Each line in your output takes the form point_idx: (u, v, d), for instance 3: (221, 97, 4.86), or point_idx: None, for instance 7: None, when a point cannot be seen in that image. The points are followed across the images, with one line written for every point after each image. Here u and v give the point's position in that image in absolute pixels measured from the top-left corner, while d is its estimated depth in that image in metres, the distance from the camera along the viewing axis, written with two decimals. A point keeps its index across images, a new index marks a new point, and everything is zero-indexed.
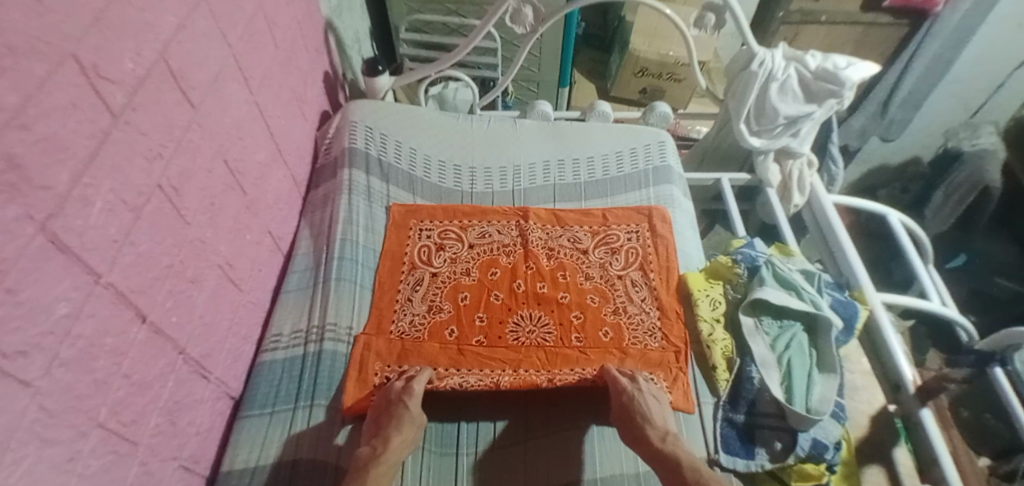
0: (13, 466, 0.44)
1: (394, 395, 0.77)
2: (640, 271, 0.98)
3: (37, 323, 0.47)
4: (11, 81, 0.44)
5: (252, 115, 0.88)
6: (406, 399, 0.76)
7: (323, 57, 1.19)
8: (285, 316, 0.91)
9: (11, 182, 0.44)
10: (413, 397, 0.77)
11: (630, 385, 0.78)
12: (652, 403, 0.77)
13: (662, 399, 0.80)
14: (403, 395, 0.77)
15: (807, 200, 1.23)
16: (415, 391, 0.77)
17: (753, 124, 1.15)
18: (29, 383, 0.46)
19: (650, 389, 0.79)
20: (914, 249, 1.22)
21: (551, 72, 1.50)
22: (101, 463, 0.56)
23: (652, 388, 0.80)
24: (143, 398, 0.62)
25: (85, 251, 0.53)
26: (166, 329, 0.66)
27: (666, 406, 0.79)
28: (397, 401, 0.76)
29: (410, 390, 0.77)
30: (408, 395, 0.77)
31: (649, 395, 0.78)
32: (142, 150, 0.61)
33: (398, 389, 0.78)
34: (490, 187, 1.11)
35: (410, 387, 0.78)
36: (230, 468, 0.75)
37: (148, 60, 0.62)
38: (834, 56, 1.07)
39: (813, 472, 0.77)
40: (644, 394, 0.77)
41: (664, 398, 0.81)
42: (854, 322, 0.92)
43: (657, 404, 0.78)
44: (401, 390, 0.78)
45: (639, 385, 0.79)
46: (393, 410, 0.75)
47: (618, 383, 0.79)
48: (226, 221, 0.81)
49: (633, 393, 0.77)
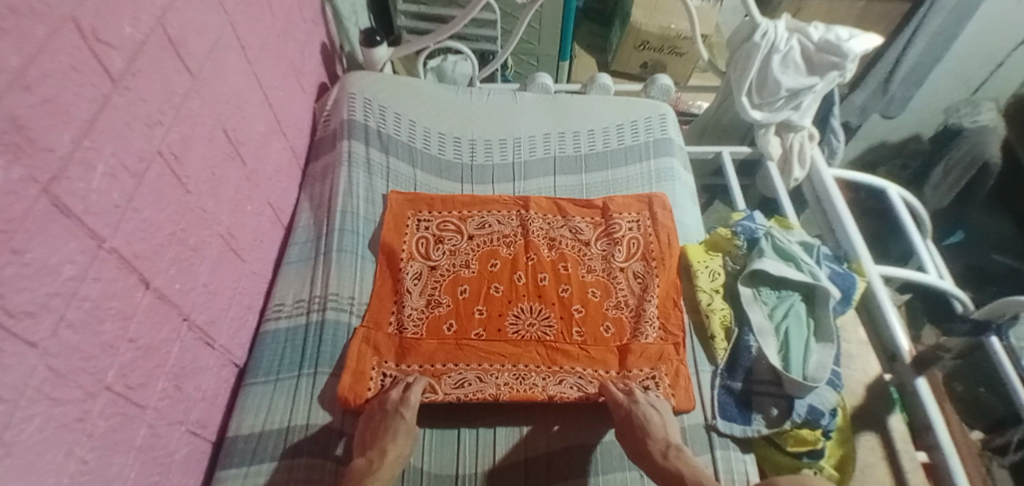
0: (23, 424, 0.45)
1: (390, 406, 0.75)
2: (642, 262, 0.97)
3: (44, 284, 0.47)
4: (13, 42, 0.43)
5: (251, 85, 0.88)
6: (403, 410, 0.75)
7: (320, 28, 1.18)
8: (288, 287, 0.92)
9: (15, 142, 0.44)
10: (409, 407, 0.75)
11: (627, 398, 0.78)
12: (651, 414, 0.76)
13: (662, 407, 0.79)
14: (400, 405, 0.75)
15: (807, 174, 1.22)
16: (411, 402, 0.76)
17: (755, 96, 1.15)
18: (37, 345, 0.47)
19: (649, 399, 0.78)
20: (913, 223, 1.22)
21: (551, 46, 1.48)
22: (110, 424, 0.57)
23: (650, 398, 0.79)
24: (149, 363, 0.63)
25: (89, 214, 0.53)
26: (170, 296, 0.67)
27: (668, 415, 0.78)
28: (392, 412, 0.74)
29: (407, 400, 0.76)
30: (404, 405, 0.75)
31: (648, 405, 0.77)
32: (143, 116, 0.61)
33: (394, 399, 0.76)
34: (490, 160, 1.11)
35: (407, 398, 0.76)
36: (236, 433, 0.77)
37: (146, 25, 0.61)
38: (837, 28, 1.06)
39: (809, 437, 0.79)
40: (642, 407, 0.77)
41: (665, 408, 0.79)
42: (852, 293, 0.92)
43: (658, 416, 0.76)
44: (396, 401, 0.76)
45: (637, 397, 0.78)
46: (389, 422, 0.73)
47: (614, 397, 0.78)
48: (227, 191, 0.81)
49: (632, 407, 0.76)
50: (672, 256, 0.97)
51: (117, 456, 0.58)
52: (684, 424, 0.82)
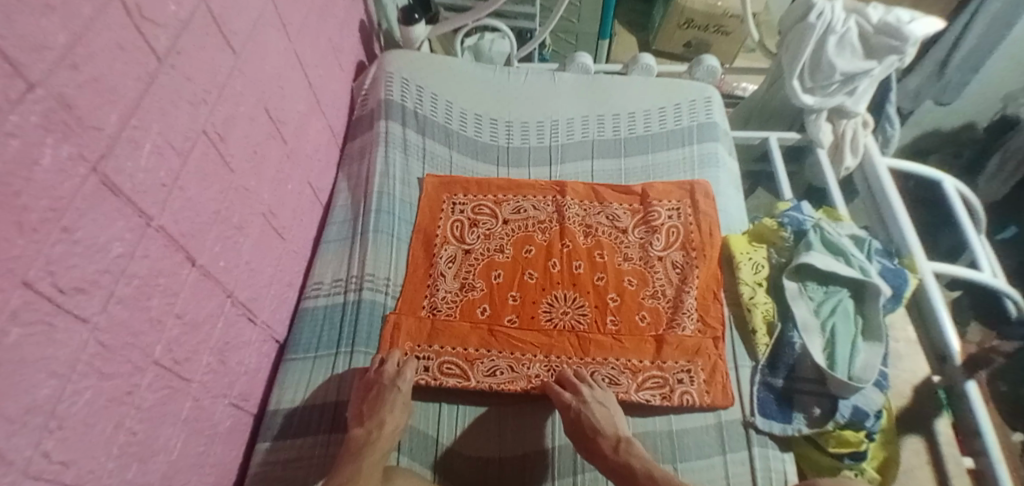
0: (74, 397, 0.47)
1: (387, 379, 0.77)
2: (682, 252, 0.94)
3: (94, 261, 0.48)
4: (59, 18, 0.43)
5: (291, 63, 0.87)
6: (399, 384, 0.77)
7: (358, 5, 1.16)
8: (326, 265, 0.93)
9: (63, 121, 0.44)
10: (404, 382, 0.77)
11: (575, 398, 0.76)
12: (597, 412, 0.75)
13: (608, 401, 0.78)
14: (396, 380, 0.77)
15: (859, 162, 1.14)
16: (406, 377, 0.78)
17: (807, 80, 1.09)
18: (87, 320, 0.48)
19: (595, 395, 0.77)
20: (967, 216, 1.16)
21: (591, 23, 1.43)
22: (158, 397, 0.59)
23: (597, 393, 0.77)
24: (195, 338, 0.64)
25: (137, 193, 0.54)
26: (214, 273, 0.68)
27: (614, 408, 0.77)
28: (388, 386, 0.76)
29: (403, 375, 0.78)
30: (400, 379, 0.77)
31: (594, 403, 0.76)
32: (188, 95, 0.61)
33: (391, 373, 0.78)
34: (527, 143, 1.09)
35: (403, 373, 0.78)
36: (277, 407, 0.79)
37: (191, 3, 0.61)
38: (898, 10, 1.00)
39: (852, 439, 0.76)
40: (590, 405, 0.75)
41: (609, 399, 0.78)
42: (904, 290, 0.87)
43: (604, 412, 0.75)
44: (391, 375, 0.77)
45: (584, 397, 0.76)
46: (385, 395, 0.75)
47: (562, 399, 0.76)
48: (270, 170, 0.82)
49: (580, 408, 0.74)
50: (714, 247, 0.94)
51: (164, 426, 0.60)
52: (720, 420, 0.79)
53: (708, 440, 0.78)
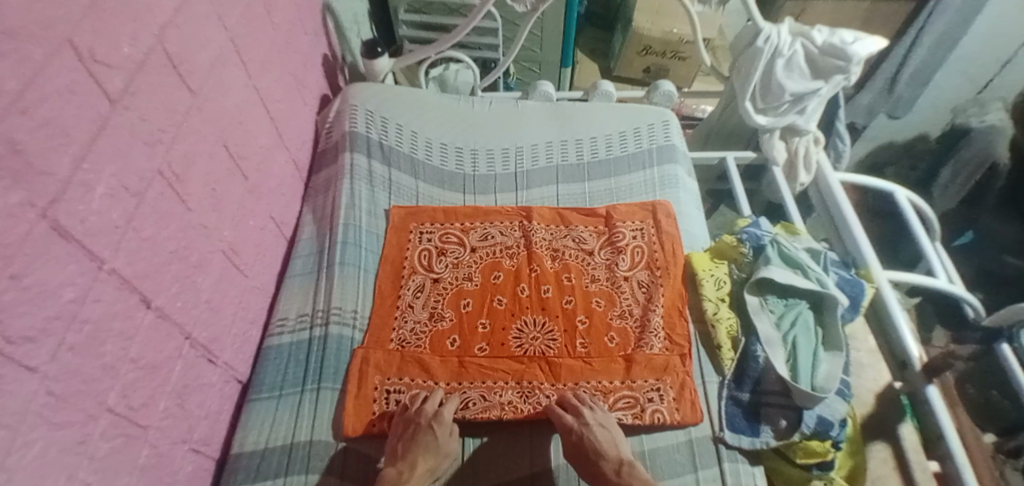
0: (24, 449, 0.45)
1: (424, 419, 0.76)
2: (647, 272, 0.96)
3: (43, 308, 0.47)
4: (9, 65, 0.43)
5: (252, 99, 0.88)
6: (435, 425, 0.75)
7: (321, 40, 1.18)
8: (292, 300, 0.92)
9: (13, 167, 0.44)
10: (442, 423, 0.76)
11: (576, 421, 0.76)
12: (600, 436, 0.75)
13: (609, 424, 0.78)
14: (433, 420, 0.76)
15: (813, 178, 1.20)
16: (444, 418, 0.77)
17: (759, 101, 1.14)
18: (37, 369, 0.47)
19: (597, 418, 0.77)
20: (921, 225, 1.20)
21: (553, 52, 1.48)
22: (113, 445, 0.57)
23: (599, 416, 0.78)
24: (152, 382, 0.63)
25: (88, 236, 0.53)
26: (172, 314, 0.67)
27: (616, 430, 0.78)
28: (424, 427, 0.75)
29: (440, 416, 0.77)
30: (437, 421, 0.76)
31: (596, 425, 0.76)
32: (143, 136, 0.61)
33: (428, 413, 0.77)
34: (493, 170, 1.11)
35: (441, 414, 0.77)
36: (240, 449, 0.77)
37: (146, 44, 0.61)
38: (842, 31, 1.04)
39: (818, 449, 0.78)
40: (592, 429, 0.75)
41: (610, 422, 0.78)
42: (861, 299, 0.91)
43: (606, 435, 0.76)
44: (429, 416, 0.77)
45: (586, 419, 0.76)
46: (419, 436, 0.74)
47: (564, 422, 0.76)
48: (230, 206, 0.81)
49: (581, 431, 0.75)
50: (677, 266, 0.96)
51: (120, 477, 0.58)
52: (691, 437, 0.80)
53: (680, 458, 0.78)
